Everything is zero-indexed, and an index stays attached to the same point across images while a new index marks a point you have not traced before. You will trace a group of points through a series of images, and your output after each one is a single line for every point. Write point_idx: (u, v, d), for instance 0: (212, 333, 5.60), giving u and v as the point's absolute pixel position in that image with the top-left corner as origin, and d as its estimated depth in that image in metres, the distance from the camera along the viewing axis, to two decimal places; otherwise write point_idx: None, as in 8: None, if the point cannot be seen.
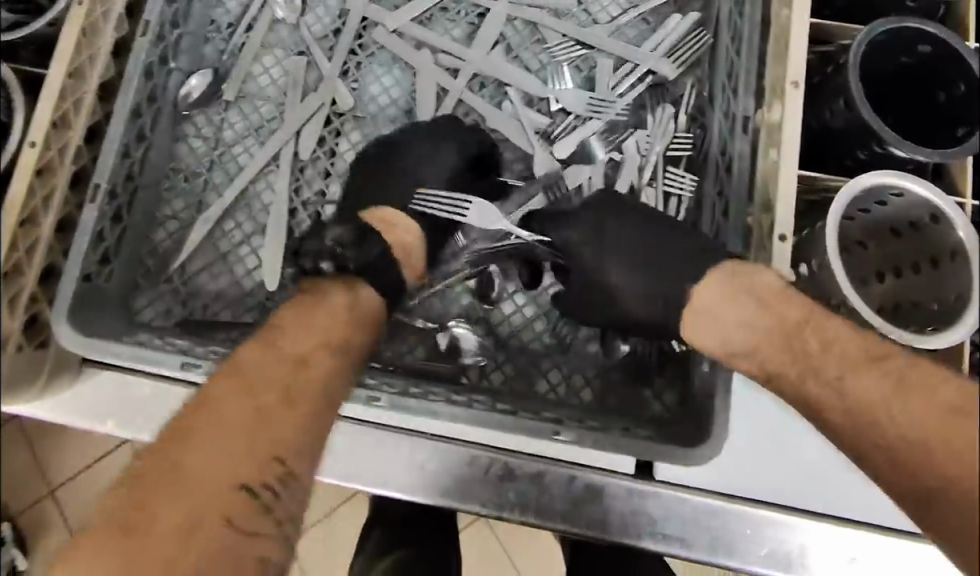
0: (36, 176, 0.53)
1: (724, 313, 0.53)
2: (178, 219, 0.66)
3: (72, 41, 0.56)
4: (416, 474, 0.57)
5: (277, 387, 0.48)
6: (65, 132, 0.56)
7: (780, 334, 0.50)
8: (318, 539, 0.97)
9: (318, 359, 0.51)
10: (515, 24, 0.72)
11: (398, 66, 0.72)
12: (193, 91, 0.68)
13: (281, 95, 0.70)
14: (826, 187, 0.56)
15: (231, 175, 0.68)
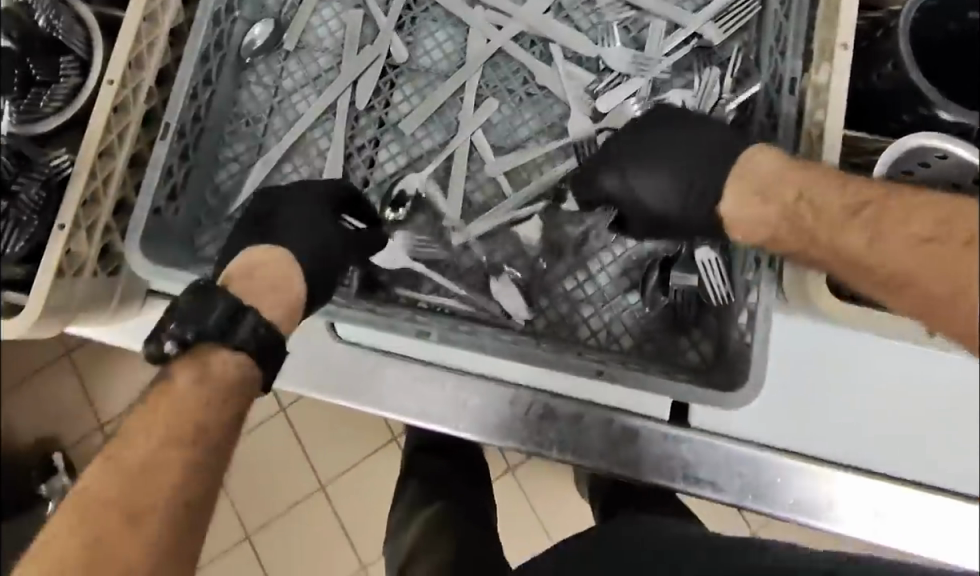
0: (113, 112, 0.55)
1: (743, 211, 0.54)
2: (239, 160, 0.70)
3: None
4: (460, 410, 0.60)
5: (159, 457, 0.50)
6: (140, 73, 0.58)
7: (785, 218, 0.52)
8: (353, 481, 1.01)
9: (164, 462, 0.50)
10: None
11: (452, 22, 0.74)
12: (256, 40, 0.71)
13: (338, 48, 0.73)
14: (872, 150, 0.58)
15: (290, 121, 0.71)
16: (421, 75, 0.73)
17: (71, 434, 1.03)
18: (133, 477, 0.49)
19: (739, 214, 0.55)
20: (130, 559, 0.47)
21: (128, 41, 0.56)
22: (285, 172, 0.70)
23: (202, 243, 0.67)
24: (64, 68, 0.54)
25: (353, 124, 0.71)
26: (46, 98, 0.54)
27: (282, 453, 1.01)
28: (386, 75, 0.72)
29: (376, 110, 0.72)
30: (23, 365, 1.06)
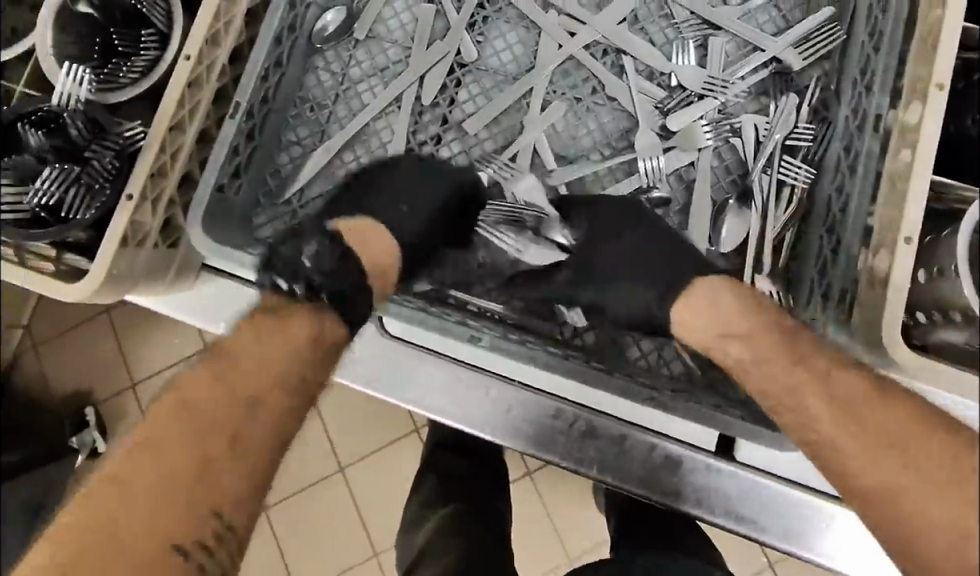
0: (188, 88, 0.54)
1: (707, 314, 0.55)
2: (301, 144, 0.70)
3: None
4: (502, 416, 0.59)
5: (260, 381, 0.51)
6: (215, 51, 0.57)
7: (758, 340, 0.53)
8: (375, 474, 1.00)
9: (264, 401, 0.51)
10: None
11: (523, 24, 0.73)
12: (328, 26, 0.71)
13: (409, 41, 0.72)
14: (956, 197, 0.56)
15: (353, 110, 0.70)
16: (489, 75, 0.72)
17: (101, 390, 1.05)
18: (223, 395, 0.50)
19: (698, 308, 0.56)
20: (211, 495, 0.48)
21: (208, 16, 0.55)
22: (346, 160, 0.69)
23: (258, 223, 0.66)
24: (144, 41, 0.55)
25: (417, 118, 0.70)
26: (123, 69, 0.54)
27: (306, 434, 1.00)
28: (453, 73, 0.71)
29: (441, 107, 0.71)
30: (65, 319, 1.07)
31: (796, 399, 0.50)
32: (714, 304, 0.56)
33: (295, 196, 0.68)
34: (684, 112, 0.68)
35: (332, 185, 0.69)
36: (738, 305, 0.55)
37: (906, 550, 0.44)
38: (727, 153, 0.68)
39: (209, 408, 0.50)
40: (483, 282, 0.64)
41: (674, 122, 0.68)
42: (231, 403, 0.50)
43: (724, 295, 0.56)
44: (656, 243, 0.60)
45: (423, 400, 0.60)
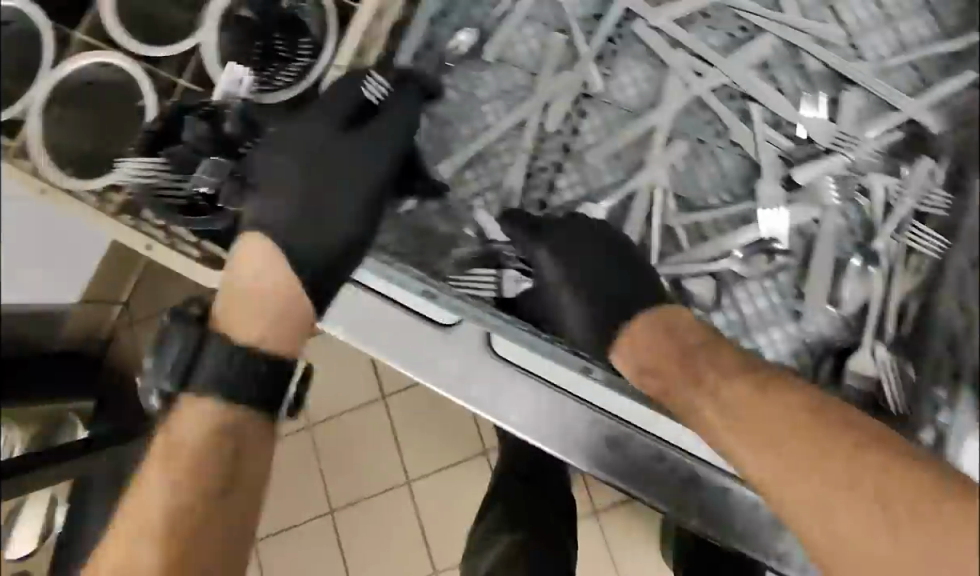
0: None
1: (644, 351, 0.60)
2: (424, 158, 0.71)
3: None
4: (608, 454, 0.59)
5: (188, 459, 0.55)
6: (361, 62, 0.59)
7: (682, 363, 0.58)
8: (439, 493, 0.95)
9: (196, 476, 0.55)
10: (779, 46, 0.71)
11: (651, 61, 0.72)
12: (461, 45, 0.72)
13: (537, 67, 0.72)
14: None
15: (476, 130, 0.71)
16: (614, 108, 0.72)
17: None
18: (175, 468, 0.55)
19: (644, 338, 0.60)
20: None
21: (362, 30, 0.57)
22: (466, 179, 0.70)
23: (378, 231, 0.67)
24: (300, 47, 0.59)
25: (539, 145, 0.71)
26: (285, 72, 0.60)
27: (375, 442, 0.96)
28: (577, 103, 0.71)
29: (563, 135, 0.71)
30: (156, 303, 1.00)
31: (725, 435, 0.55)
32: (651, 330, 0.60)
33: (412, 208, 0.69)
34: (816, 167, 0.67)
35: (449, 201, 0.69)
36: (672, 332, 0.60)
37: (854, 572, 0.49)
38: (850, 208, 0.67)
39: (162, 487, 0.54)
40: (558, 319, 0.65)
41: (806, 177, 0.67)
42: (176, 489, 0.55)
43: (658, 324, 0.61)
44: (595, 256, 0.64)
45: (527, 425, 0.60)
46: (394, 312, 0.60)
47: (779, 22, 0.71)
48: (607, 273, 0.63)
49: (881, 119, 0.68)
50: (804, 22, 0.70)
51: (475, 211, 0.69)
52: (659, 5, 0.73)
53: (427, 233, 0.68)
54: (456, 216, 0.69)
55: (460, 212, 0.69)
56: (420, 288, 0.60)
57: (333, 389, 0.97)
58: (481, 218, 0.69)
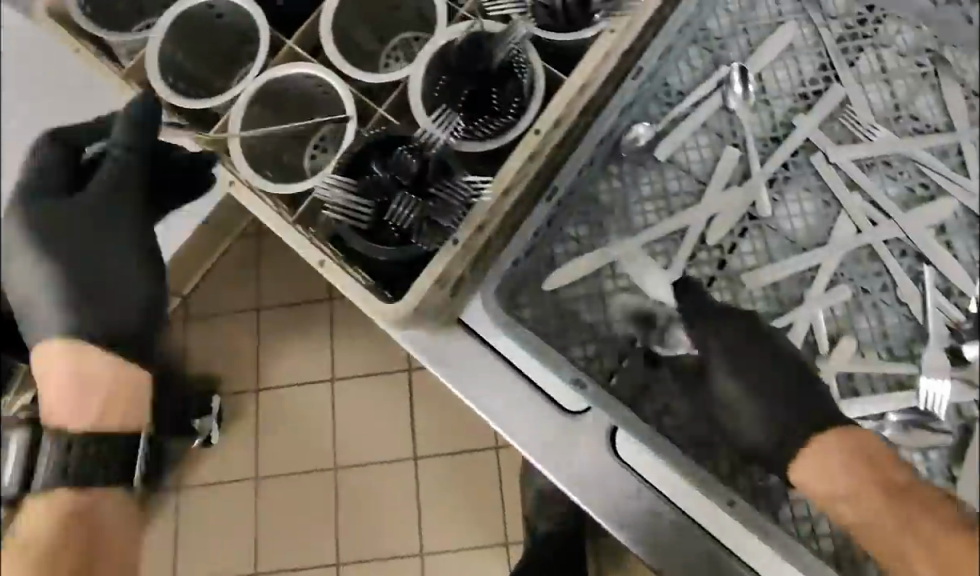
0: (528, 159, 0.56)
1: (831, 488, 0.56)
2: (578, 241, 0.69)
3: (593, 61, 0.58)
4: (669, 565, 0.61)
5: (50, 511, 0.57)
6: (550, 133, 0.57)
7: (883, 494, 0.55)
8: (454, 564, 0.97)
9: (56, 514, 0.57)
10: (961, 212, 0.68)
11: (824, 198, 0.70)
12: (638, 138, 0.70)
13: (707, 177, 0.71)
14: None
15: (633, 227, 0.70)
16: (777, 236, 0.69)
17: (228, 382, 1.05)
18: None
19: (813, 470, 0.57)
20: None
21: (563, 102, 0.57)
22: (616, 272, 0.68)
23: (520, 303, 0.66)
24: (510, 106, 0.58)
25: (694, 256, 0.68)
26: (485, 124, 0.58)
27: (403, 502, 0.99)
28: (741, 222, 0.69)
29: (720, 251, 0.68)
30: (212, 303, 1.08)
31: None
32: (830, 462, 0.56)
33: (557, 289, 0.67)
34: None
35: (594, 290, 0.67)
36: (867, 468, 0.55)
37: None
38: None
39: None
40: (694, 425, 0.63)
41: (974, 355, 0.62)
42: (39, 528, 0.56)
43: (844, 456, 0.56)
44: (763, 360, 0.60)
45: (602, 516, 0.62)
46: (508, 372, 0.65)
47: (968, 188, 0.68)
48: (783, 370, 0.60)
49: None
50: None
51: (619, 306, 0.67)
52: (840, 144, 0.71)
53: (570, 318, 0.67)
54: (600, 307, 0.67)
55: (603, 304, 0.67)
56: (570, 374, 0.60)
57: (361, 425, 1.03)
58: (625, 315, 0.67)
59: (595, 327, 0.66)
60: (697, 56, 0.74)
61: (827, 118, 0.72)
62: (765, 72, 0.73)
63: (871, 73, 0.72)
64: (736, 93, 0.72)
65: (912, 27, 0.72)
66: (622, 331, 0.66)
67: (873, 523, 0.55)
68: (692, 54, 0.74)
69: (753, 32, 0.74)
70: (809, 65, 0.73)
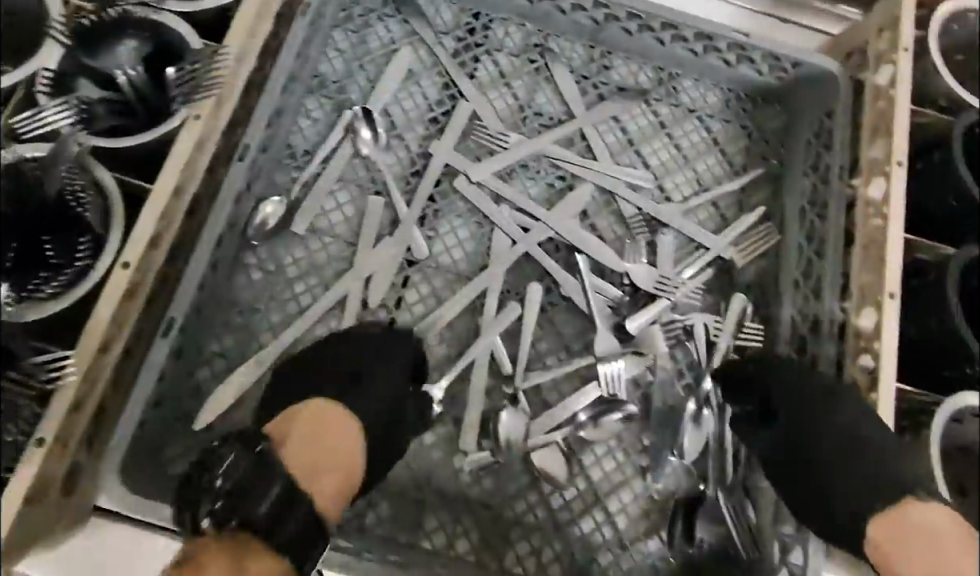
0: (122, 300, 0.49)
1: (947, 560, 0.50)
2: (225, 356, 0.63)
3: (182, 156, 0.54)
4: None
5: None
6: (139, 278, 0.51)
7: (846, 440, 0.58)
8: None
9: None
10: (598, 200, 0.75)
11: (475, 219, 0.72)
12: (267, 220, 0.66)
13: (351, 237, 0.69)
14: (905, 402, 0.61)
15: (288, 316, 0.65)
16: (439, 274, 0.69)
17: None
18: None
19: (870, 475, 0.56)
20: None
21: (157, 212, 0.52)
22: (279, 373, 0.63)
23: (171, 455, 0.59)
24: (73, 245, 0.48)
25: (360, 325, 0.66)
26: (37, 282, 0.47)
27: None
28: (402, 271, 0.69)
29: (387, 309, 0.67)
30: None
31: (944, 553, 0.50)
32: (935, 529, 0.51)
33: (214, 417, 0.60)
34: (612, 295, 0.70)
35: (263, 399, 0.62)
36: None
37: None
38: (661, 347, 0.68)
39: None
40: (392, 503, 0.61)
41: (632, 328, 0.68)
42: None
43: (955, 527, 0.51)
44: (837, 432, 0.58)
45: None
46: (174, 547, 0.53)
47: (600, 176, 0.75)
48: (851, 475, 0.57)
49: (693, 264, 0.73)
50: (618, 170, 0.75)
51: None
52: (478, 160, 0.74)
53: None
54: None
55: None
56: None
57: None
58: None
59: None
60: (317, 105, 0.74)
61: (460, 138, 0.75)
62: (389, 105, 0.75)
63: (492, 80, 0.79)
64: (365, 139, 0.71)
65: (516, 28, 0.80)
66: None
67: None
68: (311, 106, 0.74)
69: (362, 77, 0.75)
70: (431, 88, 0.77)
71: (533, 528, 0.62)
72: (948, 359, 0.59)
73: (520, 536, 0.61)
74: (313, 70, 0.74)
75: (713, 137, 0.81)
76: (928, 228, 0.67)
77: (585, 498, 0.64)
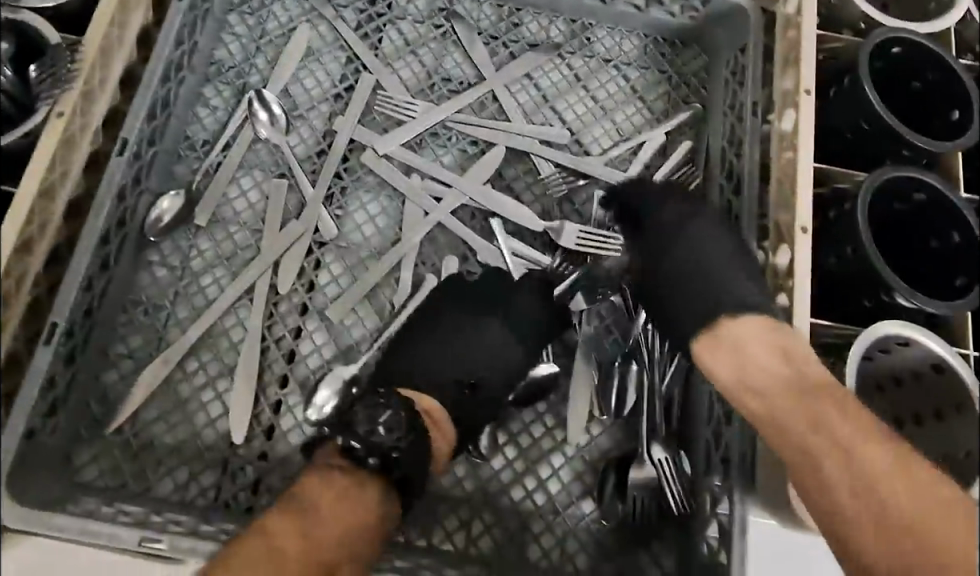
0: None
1: (746, 363, 0.54)
2: (132, 358, 0.62)
3: (46, 155, 0.52)
4: None
5: None
6: (9, 283, 0.50)
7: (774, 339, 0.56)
8: None
9: None
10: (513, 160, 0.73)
11: (385, 192, 0.70)
12: (162, 216, 0.65)
13: (255, 224, 0.67)
14: (829, 335, 0.59)
15: (196, 310, 0.64)
16: (351, 252, 0.67)
17: None
18: None
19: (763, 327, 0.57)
20: None
21: (21, 216, 0.50)
22: (189, 369, 0.62)
23: (80, 463, 0.58)
24: None
25: (272, 311, 0.64)
26: None
27: None
28: (312, 253, 0.66)
29: (299, 293, 0.65)
30: None
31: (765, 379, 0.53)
32: (742, 339, 0.55)
33: (122, 421, 0.59)
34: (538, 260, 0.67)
35: (174, 398, 0.61)
36: (790, 355, 0.53)
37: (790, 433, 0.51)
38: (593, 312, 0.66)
39: None
40: None
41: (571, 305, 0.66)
42: None
43: (762, 332, 0.55)
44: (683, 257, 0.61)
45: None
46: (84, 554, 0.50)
47: (512, 135, 0.73)
48: (690, 301, 0.59)
49: None
50: (531, 128, 0.73)
51: (205, 407, 0.61)
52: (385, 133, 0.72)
53: (149, 448, 0.59)
54: (182, 419, 0.60)
55: (186, 415, 0.60)
56: (136, 535, 0.50)
57: None
58: (213, 414, 0.61)
59: (181, 446, 0.59)
60: (216, 93, 0.71)
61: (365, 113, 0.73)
62: (290, 85, 0.73)
63: (397, 50, 0.76)
64: (263, 122, 0.69)
65: None
66: (215, 434, 0.60)
67: (797, 415, 0.51)
68: (209, 94, 0.71)
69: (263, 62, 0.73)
70: (333, 64, 0.74)
71: (460, 501, 0.60)
72: (863, 287, 0.57)
73: (447, 511, 0.59)
74: (207, 57, 0.72)
75: (631, 86, 0.78)
76: (847, 155, 0.65)
77: (514, 467, 0.62)
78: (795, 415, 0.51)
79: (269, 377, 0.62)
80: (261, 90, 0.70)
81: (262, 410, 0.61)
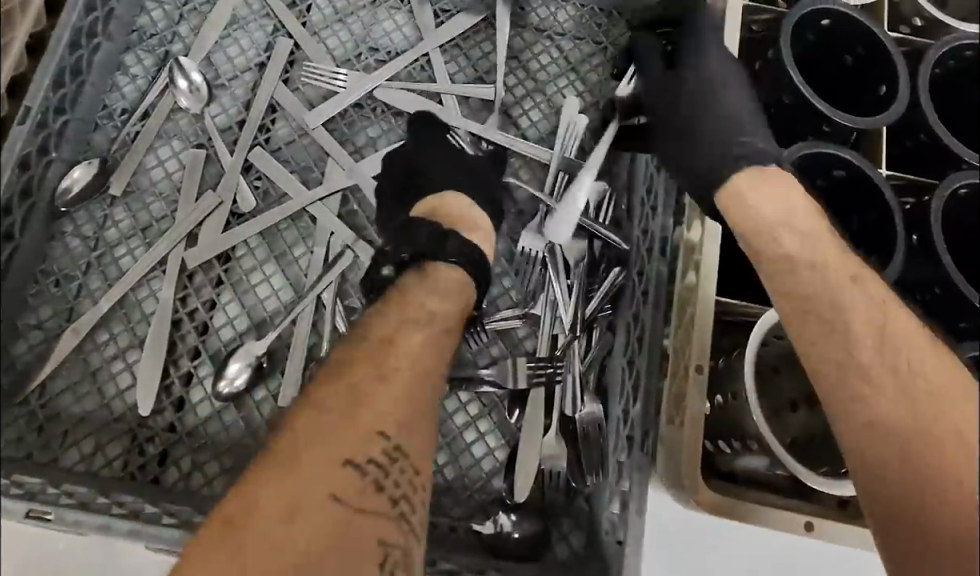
0: None
1: (790, 218, 0.55)
2: (42, 328, 0.61)
3: None
4: None
5: None
6: None
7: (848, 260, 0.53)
8: None
9: None
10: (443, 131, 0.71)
11: (304, 165, 0.69)
12: (73, 186, 0.63)
13: (173, 195, 0.66)
14: (741, 312, 0.58)
15: (110, 280, 0.63)
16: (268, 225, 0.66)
17: None
18: None
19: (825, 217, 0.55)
20: None
21: None
22: (100, 341, 0.62)
23: None
24: None
25: (186, 283, 0.64)
26: None
27: None
28: (230, 226, 0.66)
29: (215, 266, 0.64)
30: None
31: (825, 271, 0.52)
32: (790, 192, 0.57)
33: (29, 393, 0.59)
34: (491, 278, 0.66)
35: (85, 369, 0.61)
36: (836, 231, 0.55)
37: (831, 330, 0.51)
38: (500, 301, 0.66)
39: None
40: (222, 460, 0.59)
41: (490, 320, 0.64)
42: None
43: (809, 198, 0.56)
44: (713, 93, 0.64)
45: None
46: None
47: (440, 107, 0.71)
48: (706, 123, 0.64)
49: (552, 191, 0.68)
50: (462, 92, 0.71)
51: (114, 379, 0.61)
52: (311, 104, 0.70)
53: (55, 419, 0.59)
54: (91, 390, 0.60)
55: (95, 386, 0.60)
56: (25, 506, 0.52)
57: None
58: (123, 386, 0.61)
59: (89, 417, 0.59)
60: (136, 61, 0.70)
61: (291, 81, 0.71)
62: (213, 53, 0.71)
63: (324, 19, 0.73)
64: (182, 90, 0.68)
65: None
66: (124, 405, 0.60)
67: (832, 283, 0.52)
68: (129, 62, 0.70)
69: (185, 30, 0.71)
70: (258, 32, 0.72)
71: None
72: None
73: None
74: (128, 24, 0.69)
75: (565, 57, 0.75)
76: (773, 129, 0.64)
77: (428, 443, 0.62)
78: (843, 282, 0.52)
79: (178, 351, 0.62)
80: (181, 58, 0.68)
81: (173, 382, 0.61)
